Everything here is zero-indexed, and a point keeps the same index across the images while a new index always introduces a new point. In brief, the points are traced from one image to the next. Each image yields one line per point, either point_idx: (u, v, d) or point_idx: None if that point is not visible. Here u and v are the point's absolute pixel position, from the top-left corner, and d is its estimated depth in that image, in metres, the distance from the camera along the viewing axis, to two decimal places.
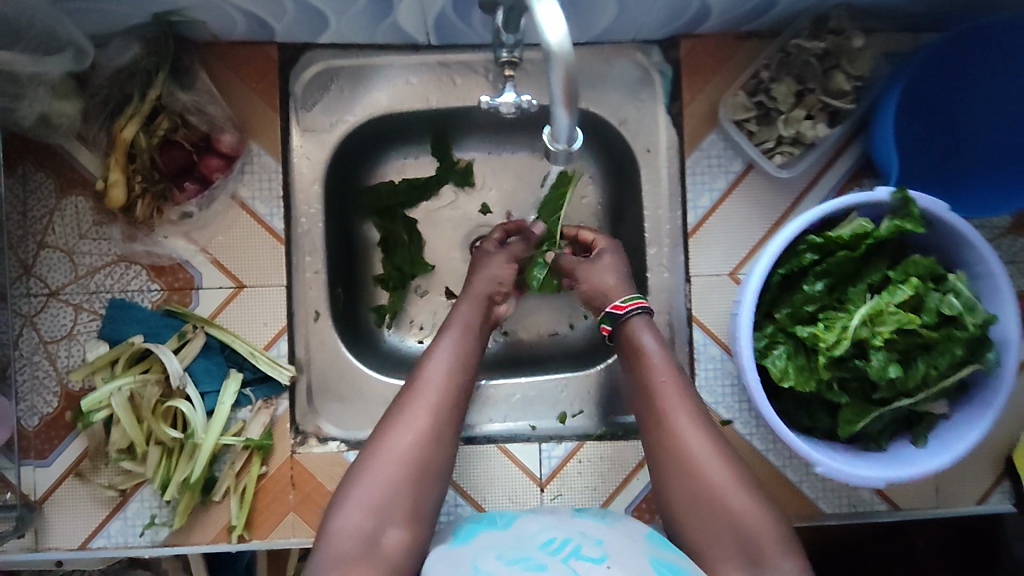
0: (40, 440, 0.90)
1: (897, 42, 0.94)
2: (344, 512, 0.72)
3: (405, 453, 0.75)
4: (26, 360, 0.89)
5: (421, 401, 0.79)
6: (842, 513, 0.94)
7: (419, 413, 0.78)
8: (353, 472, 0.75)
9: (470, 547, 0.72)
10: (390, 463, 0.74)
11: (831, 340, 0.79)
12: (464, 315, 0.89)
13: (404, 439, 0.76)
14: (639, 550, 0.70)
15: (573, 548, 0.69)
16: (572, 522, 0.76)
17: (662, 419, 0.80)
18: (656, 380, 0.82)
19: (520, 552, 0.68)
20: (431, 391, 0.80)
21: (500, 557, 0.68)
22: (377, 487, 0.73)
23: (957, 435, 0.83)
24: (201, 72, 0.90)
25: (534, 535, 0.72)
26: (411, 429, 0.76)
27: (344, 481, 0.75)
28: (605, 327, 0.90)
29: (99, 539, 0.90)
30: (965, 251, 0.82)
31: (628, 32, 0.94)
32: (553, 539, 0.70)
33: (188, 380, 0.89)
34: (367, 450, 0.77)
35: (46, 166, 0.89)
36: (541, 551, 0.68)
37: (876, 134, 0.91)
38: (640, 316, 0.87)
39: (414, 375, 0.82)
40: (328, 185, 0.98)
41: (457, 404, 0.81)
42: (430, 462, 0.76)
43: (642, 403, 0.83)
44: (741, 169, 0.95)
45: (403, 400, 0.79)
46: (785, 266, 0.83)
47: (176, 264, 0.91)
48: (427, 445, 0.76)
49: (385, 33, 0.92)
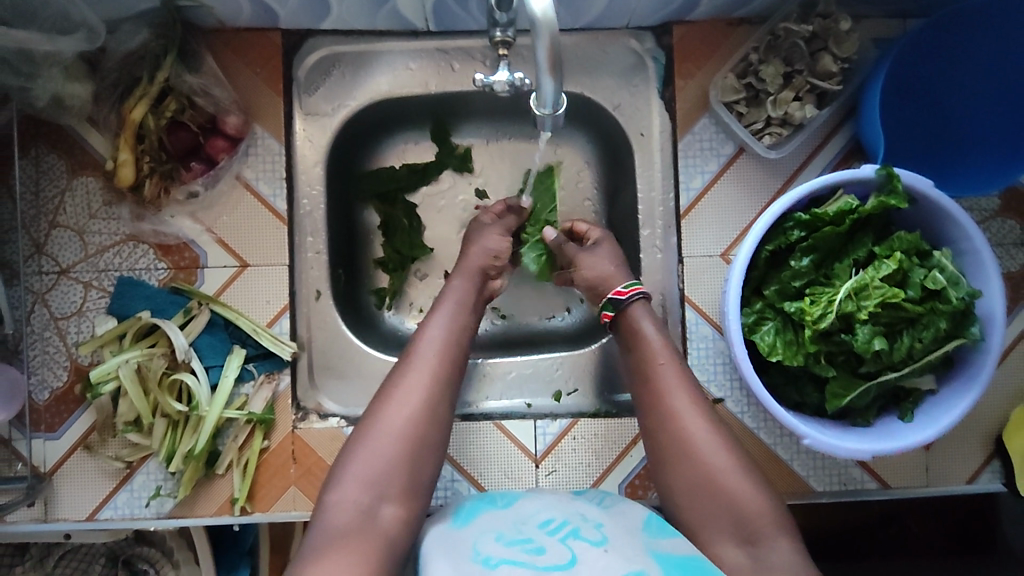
0: (49, 413, 0.92)
1: (885, 27, 0.96)
2: (340, 487, 0.73)
3: (400, 429, 0.76)
4: (38, 336, 0.92)
5: (415, 378, 0.79)
6: (832, 492, 0.96)
7: (413, 390, 0.78)
8: (348, 449, 0.76)
9: (471, 529, 0.74)
10: (385, 439, 0.75)
11: (817, 314, 0.81)
12: (456, 290, 0.91)
13: (399, 416, 0.76)
14: (638, 533, 0.73)
15: (571, 530, 0.72)
16: (572, 504, 0.79)
17: (660, 400, 0.82)
18: (654, 364, 0.84)
19: (519, 534, 0.72)
20: (425, 369, 0.80)
21: (499, 538, 0.71)
22: (372, 462, 0.74)
23: (944, 410, 0.85)
24: (208, 57, 0.93)
25: (531, 516, 0.75)
26: (406, 406, 0.77)
27: (340, 458, 0.76)
28: (606, 314, 0.91)
29: (106, 510, 0.92)
30: (950, 228, 0.85)
31: (621, 18, 0.97)
32: (552, 522, 0.73)
33: (193, 355, 0.92)
34: (361, 427, 0.77)
35: (58, 148, 0.92)
36: (540, 532, 0.72)
37: (864, 116, 0.93)
38: (639, 302, 0.89)
39: (408, 352, 0.83)
40: (331, 168, 1.00)
41: (451, 381, 0.81)
42: (425, 438, 0.77)
43: (640, 384, 0.85)
44: (733, 152, 0.97)
45: (396, 378, 0.80)
46: (773, 243, 0.85)
47: (182, 243, 0.94)
48: (422, 422, 0.77)
49: (386, 19, 0.95)
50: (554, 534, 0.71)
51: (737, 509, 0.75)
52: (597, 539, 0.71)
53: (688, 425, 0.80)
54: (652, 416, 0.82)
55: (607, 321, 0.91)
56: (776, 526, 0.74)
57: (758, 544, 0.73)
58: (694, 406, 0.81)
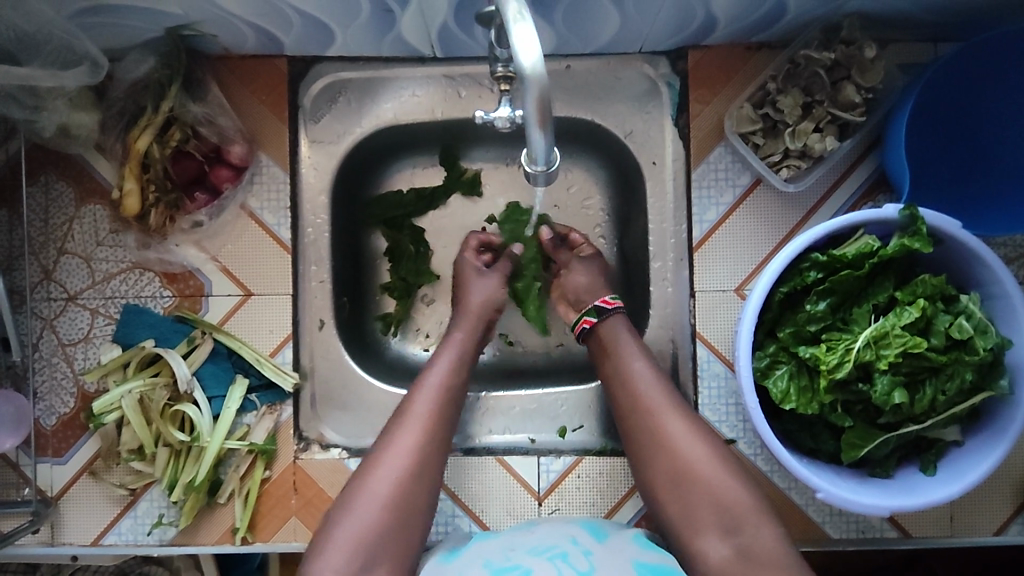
0: (57, 438, 0.93)
1: (915, 52, 0.91)
2: (325, 554, 0.72)
3: (388, 494, 0.76)
4: (46, 362, 0.93)
5: (403, 441, 0.79)
6: (850, 539, 0.92)
7: (402, 453, 0.78)
8: (336, 511, 0.76)
9: (460, 561, 0.73)
10: (373, 505, 0.75)
11: (833, 362, 0.78)
12: (457, 341, 0.90)
13: (387, 481, 0.76)
14: (629, 555, 0.72)
15: (560, 553, 0.70)
16: (566, 527, 0.77)
17: (647, 416, 0.82)
18: (653, 418, 0.82)
19: (507, 561, 0.70)
20: (413, 430, 0.80)
21: (486, 566, 0.70)
22: (360, 528, 0.73)
23: (968, 464, 0.81)
24: (213, 85, 0.93)
25: (521, 542, 0.74)
26: (394, 470, 0.77)
27: (327, 520, 0.76)
28: (587, 320, 0.92)
29: (110, 536, 0.93)
30: (979, 271, 0.80)
31: (634, 44, 0.94)
32: (541, 547, 0.72)
33: (195, 385, 0.92)
34: (350, 489, 0.77)
35: (67, 176, 0.93)
36: (527, 556, 0.70)
37: (889, 148, 0.88)
38: (619, 315, 0.91)
39: (401, 406, 0.83)
40: (336, 195, 1.00)
41: (440, 440, 0.81)
42: (412, 503, 0.77)
43: (629, 416, 0.84)
44: (749, 183, 0.93)
45: (387, 439, 0.80)
46: (787, 284, 0.82)
47: (187, 272, 0.94)
48: (409, 487, 0.77)
49: (391, 47, 0.93)
50: (540, 556, 0.70)
51: (719, 500, 0.76)
52: (585, 568, 0.68)
53: (667, 426, 0.81)
54: (638, 433, 0.82)
55: (585, 327, 0.92)
56: (758, 515, 0.75)
57: (740, 533, 0.75)
58: (679, 417, 0.81)
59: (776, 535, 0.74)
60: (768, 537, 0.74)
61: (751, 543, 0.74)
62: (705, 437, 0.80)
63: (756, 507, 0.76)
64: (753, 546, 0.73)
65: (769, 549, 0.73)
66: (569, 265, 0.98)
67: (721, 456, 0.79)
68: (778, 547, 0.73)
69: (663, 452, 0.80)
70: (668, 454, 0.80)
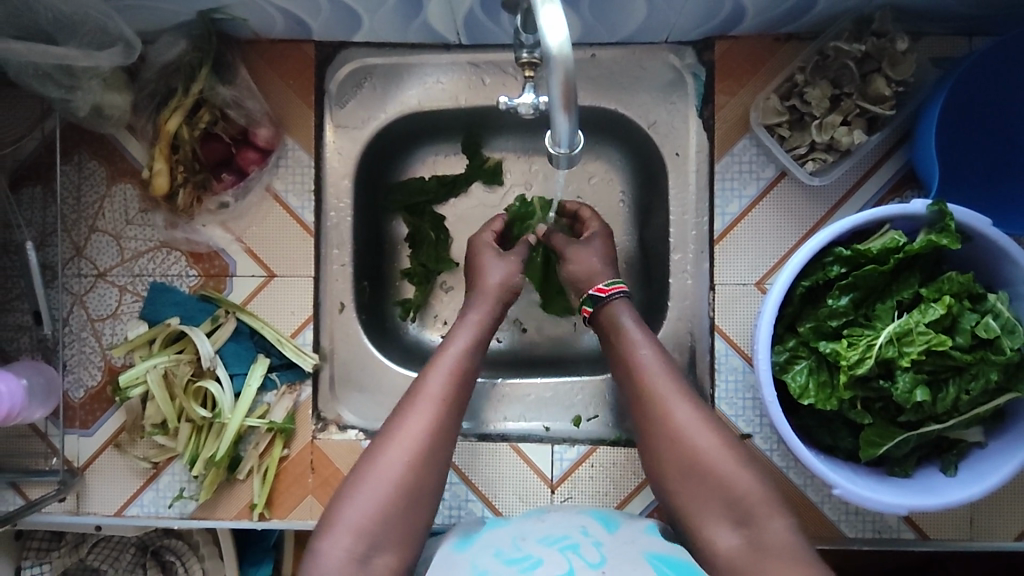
0: (84, 410, 0.95)
1: (948, 46, 0.89)
2: (332, 536, 0.72)
3: (396, 478, 0.75)
4: (75, 336, 0.95)
5: (413, 425, 0.78)
6: (866, 539, 0.91)
7: (414, 432, 0.77)
8: (343, 494, 0.75)
9: (471, 549, 0.73)
10: (381, 487, 0.74)
11: (853, 359, 0.77)
12: (474, 322, 0.89)
13: (395, 465, 0.75)
14: (640, 543, 0.71)
15: (570, 544, 0.70)
16: (577, 518, 0.77)
17: (654, 403, 0.82)
18: (663, 413, 0.81)
19: (518, 550, 0.70)
20: (424, 415, 0.79)
21: (497, 555, 0.70)
22: (366, 511, 0.73)
23: (991, 467, 0.80)
24: (242, 69, 0.94)
25: (532, 531, 0.73)
26: (405, 450, 0.76)
27: (336, 501, 0.75)
28: (587, 309, 0.93)
29: (134, 507, 0.95)
30: (1009, 270, 0.79)
31: (661, 33, 0.93)
32: (552, 537, 0.72)
33: (218, 362, 0.93)
34: (358, 469, 0.76)
35: (99, 156, 0.95)
36: (538, 546, 0.70)
37: (918, 144, 0.87)
38: (619, 300, 0.91)
39: (416, 381, 0.82)
40: (359, 180, 1.01)
41: (449, 424, 0.80)
42: (423, 486, 0.76)
43: (636, 402, 0.84)
44: (773, 176, 0.92)
45: (396, 422, 0.79)
46: (809, 278, 0.81)
47: (213, 252, 0.95)
48: (419, 472, 0.76)
49: (417, 33, 0.94)
50: (551, 546, 0.69)
51: (727, 491, 0.76)
52: (595, 559, 0.68)
53: (675, 412, 0.80)
54: (648, 424, 0.82)
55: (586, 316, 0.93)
56: (769, 506, 0.75)
57: (752, 525, 0.74)
58: (687, 406, 0.81)
59: (786, 526, 0.73)
60: (778, 529, 0.73)
61: (762, 534, 0.73)
62: (718, 428, 0.80)
63: (766, 497, 0.75)
64: (765, 539, 0.73)
65: (782, 541, 0.72)
66: (563, 250, 0.96)
67: (732, 447, 0.78)
68: (788, 537, 0.73)
69: (676, 447, 0.79)
70: (678, 446, 0.79)
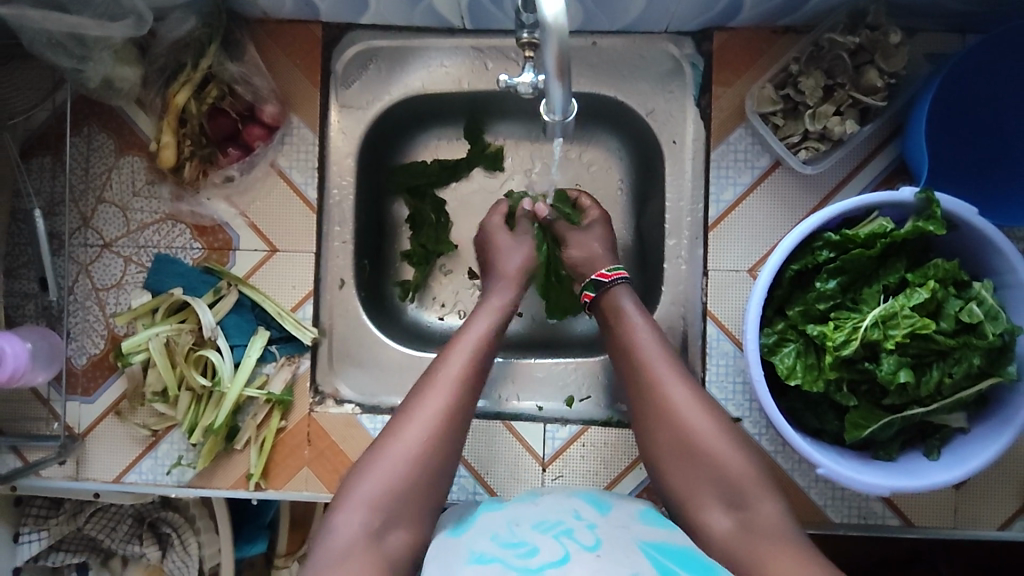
0: (86, 377, 0.97)
1: (942, 43, 0.91)
2: (346, 511, 0.73)
3: (412, 456, 0.76)
4: (80, 305, 0.97)
5: (432, 403, 0.79)
6: (851, 524, 0.92)
7: (431, 410, 0.78)
8: (359, 470, 0.76)
9: (468, 533, 0.71)
10: (398, 464, 0.75)
11: (839, 340, 0.79)
12: (494, 309, 0.91)
13: (413, 443, 0.76)
14: (632, 528, 0.69)
15: (565, 530, 0.67)
16: (568, 501, 0.75)
17: (650, 386, 0.83)
18: (660, 395, 0.82)
19: (514, 536, 0.67)
20: (442, 394, 0.80)
21: (493, 539, 0.67)
22: (382, 487, 0.74)
23: (973, 451, 0.81)
24: (250, 47, 0.96)
25: (526, 515, 0.71)
26: (423, 428, 0.77)
27: (352, 477, 0.76)
28: (587, 294, 0.94)
29: (132, 474, 0.97)
30: (995, 258, 0.80)
31: (661, 23, 0.95)
32: (546, 522, 0.69)
33: (219, 333, 0.95)
34: (375, 447, 0.78)
35: (108, 128, 0.97)
36: (533, 531, 0.67)
37: (910, 136, 0.89)
38: (621, 285, 0.93)
39: (434, 363, 0.84)
40: (362, 160, 1.03)
41: (465, 405, 0.81)
42: (438, 464, 0.77)
43: (631, 380, 0.86)
44: (768, 165, 0.94)
45: (414, 401, 0.80)
46: (799, 262, 0.83)
47: (217, 225, 0.97)
48: (434, 450, 0.77)
49: (422, 16, 0.96)
50: (547, 533, 0.66)
51: (720, 472, 0.78)
52: (590, 542, 0.65)
53: (671, 394, 0.82)
54: (642, 406, 0.84)
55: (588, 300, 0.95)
56: (763, 489, 0.76)
57: (745, 507, 0.75)
58: (683, 389, 0.82)
59: (778, 509, 0.75)
60: (770, 511, 0.75)
61: (754, 517, 0.74)
62: (711, 410, 0.82)
63: (759, 480, 0.77)
64: (756, 519, 0.74)
65: (772, 521, 0.74)
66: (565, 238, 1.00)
67: (726, 431, 0.80)
68: (780, 519, 0.74)
69: (673, 433, 0.80)
70: (677, 428, 0.80)
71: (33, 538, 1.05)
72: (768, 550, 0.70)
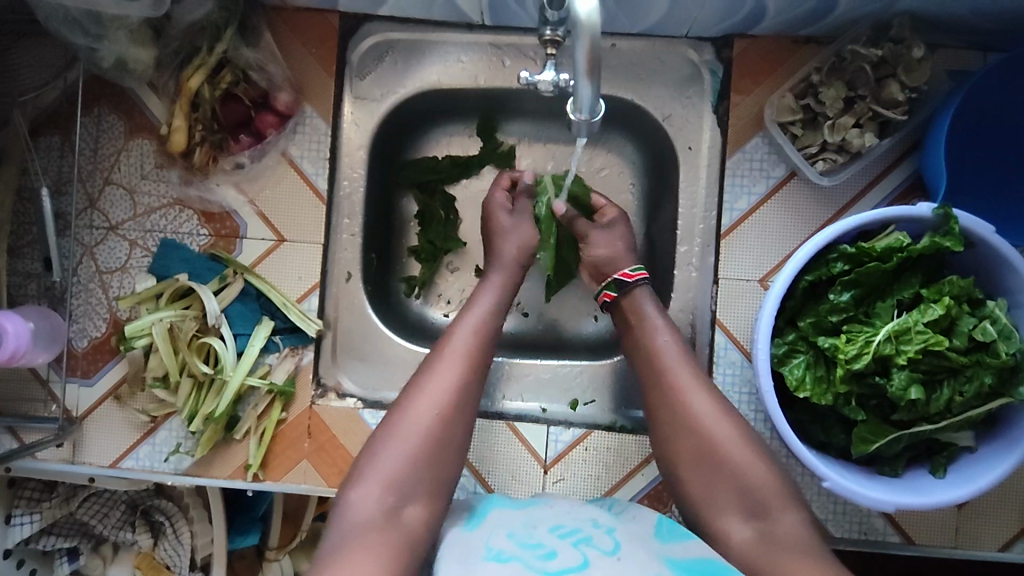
0: (86, 360, 0.96)
1: (964, 60, 0.91)
2: (362, 488, 0.72)
3: (426, 429, 0.75)
4: (83, 287, 0.96)
5: (442, 376, 0.79)
6: (852, 539, 0.91)
7: (441, 382, 0.78)
8: (371, 446, 0.76)
9: (481, 530, 0.69)
10: (412, 437, 0.75)
11: (851, 353, 0.78)
12: (498, 285, 0.92)
13: (426, 415, 0.76)
14: (648, 539, 0.68)
15: (583, 537, 0.66)
16: (584, 508, 0.73)
17: (673, 391, 0.82)
18: (680, 397, 0.82)
19: (531, 537, 0.65)
20: (451, 368, 0.80)
21: (511, 538, 0.65)
22: (396, 462, 0.73)
23: (978, 471, 0.81)
24: (266, 34, 0.96)
25: (544, 518, 0.69)
26: (434, 400, 0.77)
27: (365, 454, 0.76)
28: (608, 293, 0.94)
29: (129, 460, 0.96)
30: (1009, 277, 0.80)
31: (681, 28, 0.95)
32: (564, 528, 0.67)
33: (222, 321, 0.94)
34: (387, 423, 0.77)
35: (118, 110, 0.96)
36: (550, 535, 0.65)
37: (928, 152, 0.88)
38: (644, 286, 0.93)
39: (441, 340, 0.84)
40: (374, 152, 1.02)
41: (475, 378, 0.81)
42: (450, 438, 0.76)
43: (649, 379, 0.85)
44: (783, 175, 0.93)
45: (424, 375, 0.80)
46: (813, 273, 0.82)
47: (225, 213, 0.96)
48: (446, 427, 0.76)
49: (441, 11, 0.95)
50: (564, 539, 0.65)
51: (742, 482, 0.77)
52: (609, 548, 0.64)
53: (692, 401, 0.81)
54: (662, 408, 0.83)
55: (607, 300, 0.94)
56: (776, 502, 0.76)
57: (764, 519, 0.75)
58: (704, 394, 0.81)
59: (795, 522, 0.74)
60: (793, 522, 0.74)
61: (776, 527, 0.74)
62: (733, 419, 0.80)
63: (781, 491, 0.76)
64: (769, 532, 0.73)
65: (792, 533, 0.73)
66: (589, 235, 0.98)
67: (748, 439, 0.79)
68: (791, 532, 0.73)
69: (691, 437, 0.80)
70: (699, 432, 0.79)
71: (26, 521, 1.02)
72: (778, 564, 0.69)
